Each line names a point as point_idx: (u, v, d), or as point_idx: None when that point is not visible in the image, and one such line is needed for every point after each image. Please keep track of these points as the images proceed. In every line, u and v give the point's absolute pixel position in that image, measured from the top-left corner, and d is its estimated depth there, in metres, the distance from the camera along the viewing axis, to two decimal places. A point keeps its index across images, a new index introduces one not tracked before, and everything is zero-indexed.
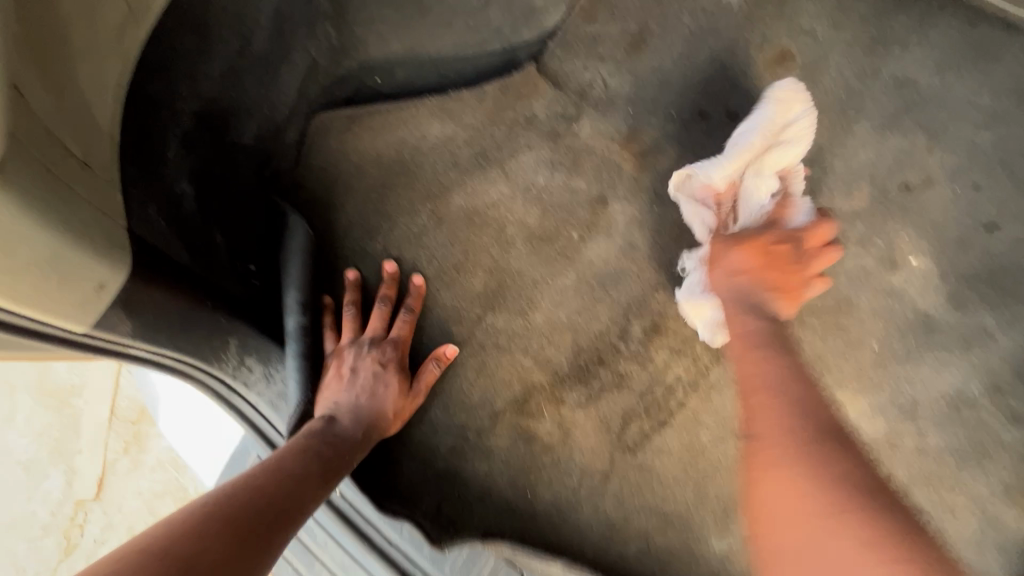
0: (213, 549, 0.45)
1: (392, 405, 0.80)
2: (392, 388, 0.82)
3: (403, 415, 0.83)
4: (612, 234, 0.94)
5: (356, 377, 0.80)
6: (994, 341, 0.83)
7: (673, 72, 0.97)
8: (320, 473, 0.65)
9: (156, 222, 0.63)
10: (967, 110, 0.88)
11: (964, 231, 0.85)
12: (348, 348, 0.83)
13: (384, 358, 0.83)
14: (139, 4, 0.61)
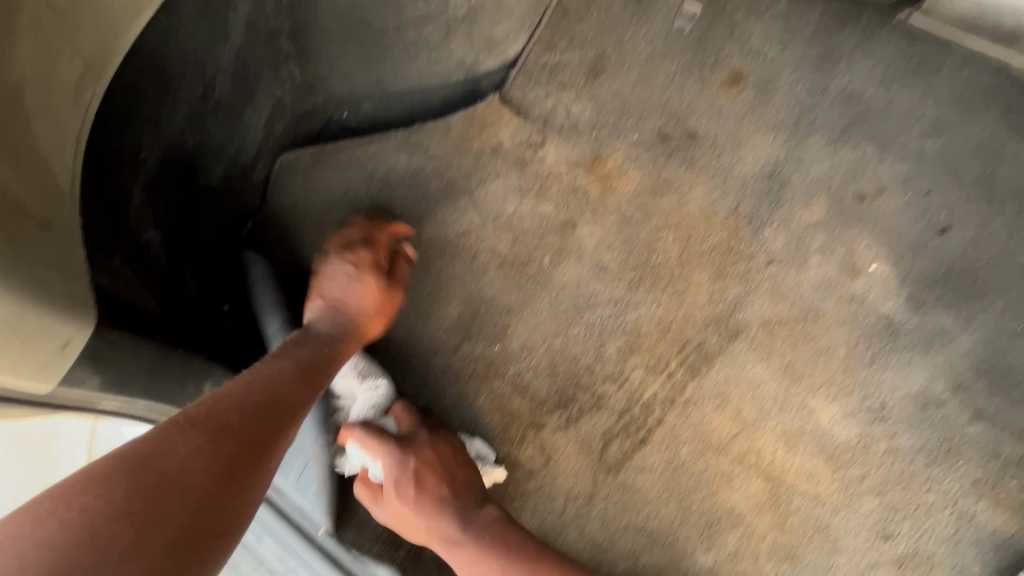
0: (189, 446, 0.49)
1: (368, 287, 0.84)
2: (367, 280, 0.85)
3: (383, 301, 0.86)
4: (584, 256, 0.95)
5: (330, 283, 0.84)
6: (954, 341, 0.89)
7: (635, 96, 1.00)
8: (307, 375, 0.68)
9: (122, 273, 0.67)
10: (911, 119, 0.96)
11: (917, 237, 0.93)
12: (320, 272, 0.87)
13: (353, 266, 0.86)
14: (97, 57, 0.62)
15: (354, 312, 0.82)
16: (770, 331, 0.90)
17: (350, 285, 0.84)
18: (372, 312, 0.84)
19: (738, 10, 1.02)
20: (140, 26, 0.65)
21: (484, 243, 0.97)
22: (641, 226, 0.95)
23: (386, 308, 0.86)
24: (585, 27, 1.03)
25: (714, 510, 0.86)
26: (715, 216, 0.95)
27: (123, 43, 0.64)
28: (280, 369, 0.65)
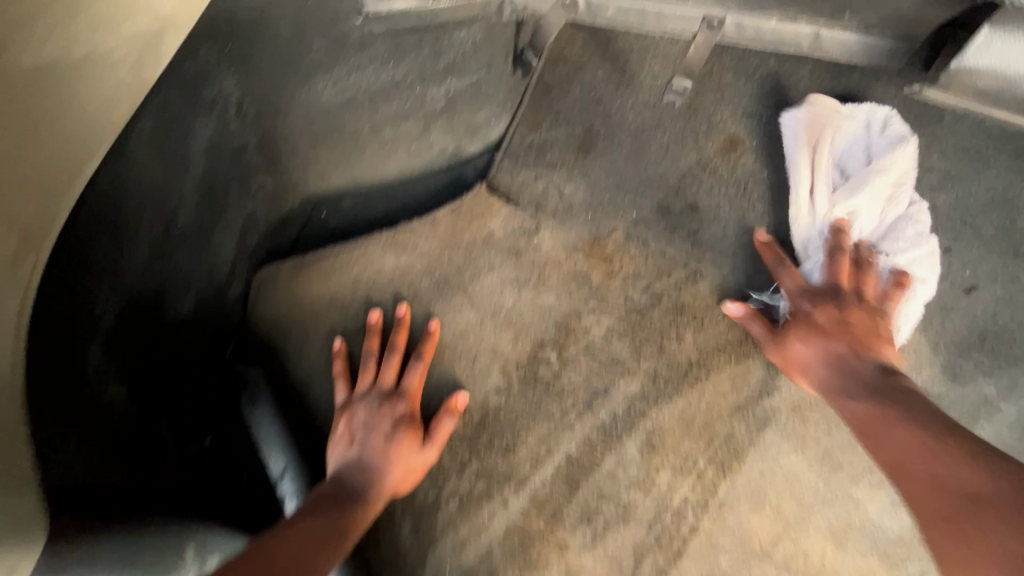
0: None
1: (402, 452, 0.79)
2: (404, 439, 0.80)
3: (418, 466, 0.80)
4: (594, 348, 0.88)
5: (366, 431, 0.80)
6: (998, 411, 0.83)
7: (630, 171, 0.95)
8: (336, 532, 0.65)
9: (79, 455, 0.59)
10: (921, 173, 0.91)
11: (947, 297, 0.87)
12: (357, 403, 0.82)
13: (393, 419, 0.80)
14: (36, 226, 0.55)
15: (379, 477, 0.77)
16: (802, 417, 0.84)
17: (382, 445, 0.79)
18: (400, 478, 0.79)
19: (726, 72, 0.97)
20: (83, 183, 0.58)
21: (484, 343, 0.89)
22: (650, 311, 0.89)
23: (413, 473, 0.80)
24: (569, 102, 0.99)
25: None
26: (727, 294, 0.89)
27: (69, 202, 0.57)
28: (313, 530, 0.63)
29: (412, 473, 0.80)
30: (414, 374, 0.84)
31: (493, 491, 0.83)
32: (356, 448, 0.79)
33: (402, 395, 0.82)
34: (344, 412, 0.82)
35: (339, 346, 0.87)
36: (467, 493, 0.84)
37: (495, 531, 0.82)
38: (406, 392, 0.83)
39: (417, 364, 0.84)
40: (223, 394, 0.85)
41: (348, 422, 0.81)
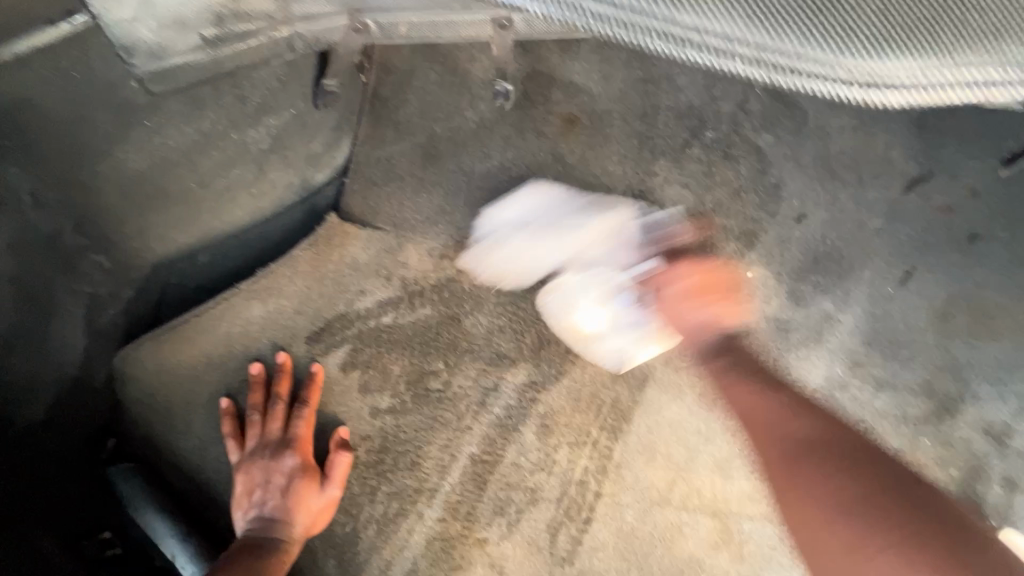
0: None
1: (301, 500, 0.80)
2: (303, 486, 0.81)
3: (323, 507, 0.82)
4: (477, 349, 0.91)
5: (262, 489, 0.81)
6: (840, 321, 0.91)
7: (481, 169, 0.97)
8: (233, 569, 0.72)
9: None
10: (741, 120, 0.99)
11: (781, 228, 0.95)
12: (247, 464, 0.82)
13: (285, 471, 0.81)
14: None
15: (291, 528, 0.79)
16: (677, 366, 0.90)
17: (282, 498, 0.80)
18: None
19: (550, 56, 1.01)
20: None
21: (372, 366, 0.90)
22: (518, 300, 0.93)
23: (323, 515, 0.82)
24: (407, 112, 0.99)
25: (676, 559, 0.84)
26: (592, 267, 0.93)
27: None
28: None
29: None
30: (300, 420, 0.84)
31: (408, 508, 0.85)
32: (258, 508, 0.80)
33: (291, 444, 0.83)
34: (241, 475, 0.82)
35: (225, 409, 0.85)
36: (382, 516, 0.85)
37: (415, 544, 0.84)
38: (295, 440, 0.83)
39: (302, 410, 0.85)
40: (101, 499, 0.82)
41: (247, 484, 0.82)
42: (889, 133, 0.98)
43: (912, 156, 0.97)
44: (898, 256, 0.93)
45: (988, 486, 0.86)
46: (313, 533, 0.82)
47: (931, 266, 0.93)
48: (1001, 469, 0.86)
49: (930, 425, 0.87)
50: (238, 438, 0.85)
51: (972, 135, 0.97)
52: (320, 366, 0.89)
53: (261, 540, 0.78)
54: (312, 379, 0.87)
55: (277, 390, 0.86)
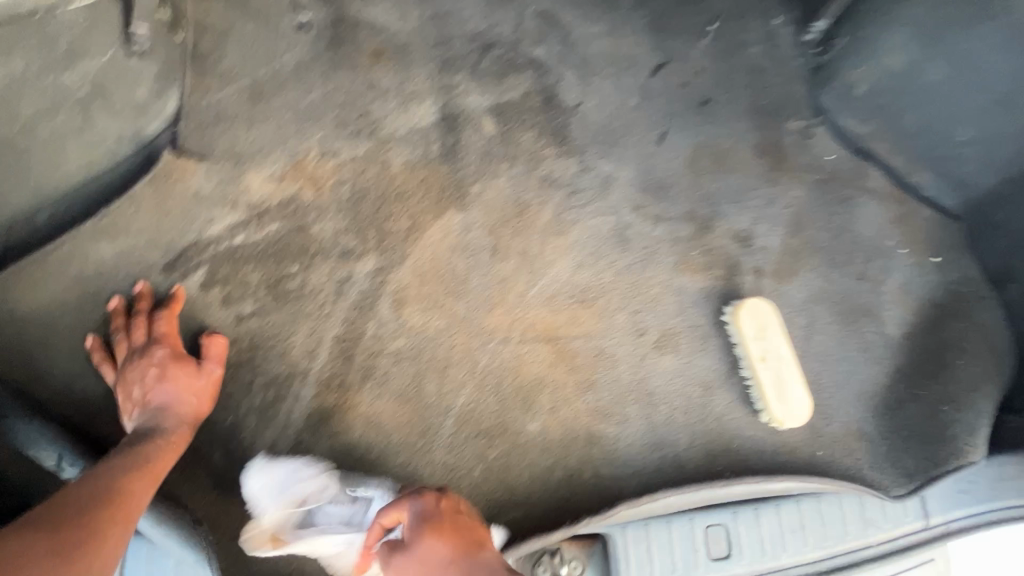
0: (123, 473, 0.74)
1: (184, 381, 0.88)
2: (182, 371, 0.89)
3: (207, 385, 0.90)
4: (327, 250, 1.04)
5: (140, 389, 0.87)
6: (618, 178, 1.15)
7: (306, 101, 1.10)
8: (126, 459, 0.77)
9: None
10: (519, 37, 1.22)
11: (563, 116, 1.18)
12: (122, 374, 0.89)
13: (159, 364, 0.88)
14: None
15: (180, 406, 0.87)
16: (499, 232, 1.09)
17: (162, 385, 0.87)
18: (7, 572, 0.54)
19: (353, 6, 1.18)
20: None
21: (231, 281, 1.00)
22: (355, 204, 1.07)
23: (206, 398, 0.90)
24: (228, 62, 1.11)
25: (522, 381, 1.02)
26: (416, 167, 1.10)
27: None
28: (113, 468, 0.75)
29: (74, 557, 0.60)
30: (165, 323, 0.93)
31: (284, 392, 0.96)
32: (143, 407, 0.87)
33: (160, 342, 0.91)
34: (121, 386, 0.88)
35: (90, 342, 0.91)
36: (260, 404, 0.95)
37: (297, 419, 0.95)
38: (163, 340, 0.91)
39: (167, 316, 0.94)
40: None
41: (126, 391, 0.88)
42: (631, 37, 1.25)
43: (651, 51, 1.25)
44: (654, 124, 1.20)
45: (744, 277, 1.12)
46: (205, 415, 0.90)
47: (678, 128, 1.20)
48: (750, 262, 1.13)
49: (695, 241, 1.13)
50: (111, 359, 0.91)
51: (690, 32, 1.27)
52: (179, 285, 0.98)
53: (152, 427, 0.84)
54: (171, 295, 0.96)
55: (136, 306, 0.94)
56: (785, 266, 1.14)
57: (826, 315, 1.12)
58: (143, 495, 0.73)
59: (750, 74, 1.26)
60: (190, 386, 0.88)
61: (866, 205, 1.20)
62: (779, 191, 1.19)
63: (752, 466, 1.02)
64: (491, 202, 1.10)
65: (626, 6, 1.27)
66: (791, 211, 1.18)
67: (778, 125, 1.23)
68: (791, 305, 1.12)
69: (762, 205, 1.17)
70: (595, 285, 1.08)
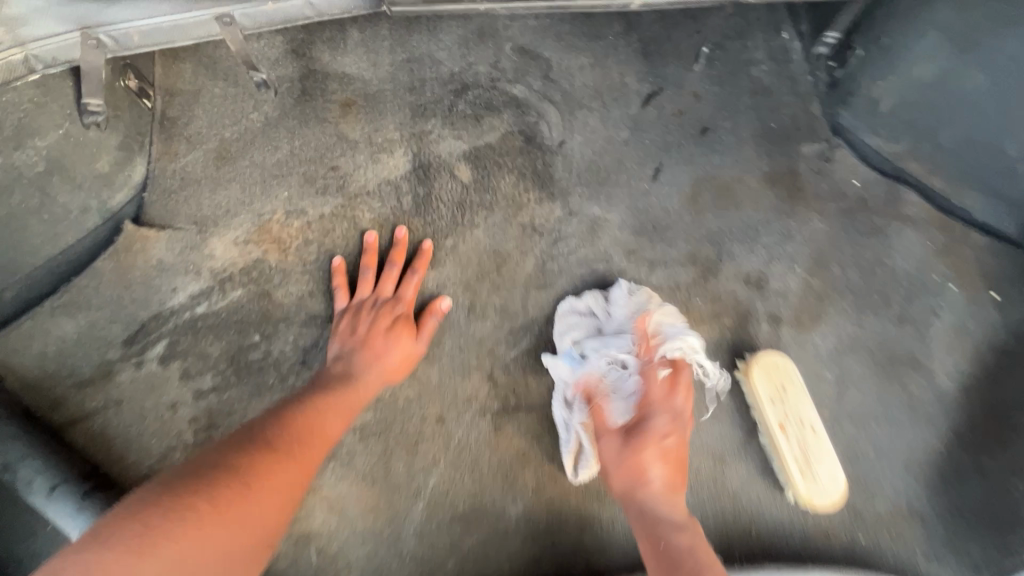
0: (285, 432, 0.76)
1: (385, 324, 0.91)
2: (390, 309, 0.92)
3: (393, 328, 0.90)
4: (291, 316, 0.97)
5: (367, 318, 0.92)
6: (608, 221, 1.04)
7: (273, 160, 1.06)
8: (298, 415, 0.79)
9: None
10: (496, 76, 1.14)
11: (546, 156, 1.08)
12: (354, 303, 0.94)
13: (374, 301, 0.93)
14: None
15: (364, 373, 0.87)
16: (476, 288, 0.99)
17: (373, 341, 0.89)
18: (106, 559, 0.53)
19: (323, 56, 1.13)
20: None
21: (191, 353, 0.94)
22: (322, 265, 1.00)
23: (404, 367, 0.90)
24: (197, 125, 1.08)
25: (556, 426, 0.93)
26: (387, 222, 1.03)
27: None
28: (284, 426, 0.77)
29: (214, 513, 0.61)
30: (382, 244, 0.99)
31: None
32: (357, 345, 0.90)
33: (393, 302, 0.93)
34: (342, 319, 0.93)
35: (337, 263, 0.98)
36: None
37: None
38: (376, 270, 0.97)
39: (367, 255, 0.98)
40: None
41: (350, 328, 0.91)
42: (619, 66, 1.16)
43: (641, 80, 1.15)
44: (647, 158, 1.09)
45: (759, 326, 0.98)
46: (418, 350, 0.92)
47: (676, 161, 1.09)
48: (765, 308, 0.99)
49: (698, 287, 1.00)
50: (349, 287, 0.97)
51: (685, 55, 1.16)
52: (235, 299, 0.97)
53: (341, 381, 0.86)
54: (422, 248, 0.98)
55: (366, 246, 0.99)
56: (807, 311, 0.99)
57: (862, 367, 0.96)
58: (311, 447, 0.77)
59: (756, 95, 1.14)
60: (370, 348, 0.88)
61: (902, 235, 1.04)
62: (797, 225, 1.04)
63: (777, 554, 0.86)
64: (467, 256, 1.01)
65: (613, 33, 1.18)
66: (811, 247, 1.03)
67: (791, 149, 1.10)
68: (816, 357, 0.96)
69: (777, 242, 1.03)
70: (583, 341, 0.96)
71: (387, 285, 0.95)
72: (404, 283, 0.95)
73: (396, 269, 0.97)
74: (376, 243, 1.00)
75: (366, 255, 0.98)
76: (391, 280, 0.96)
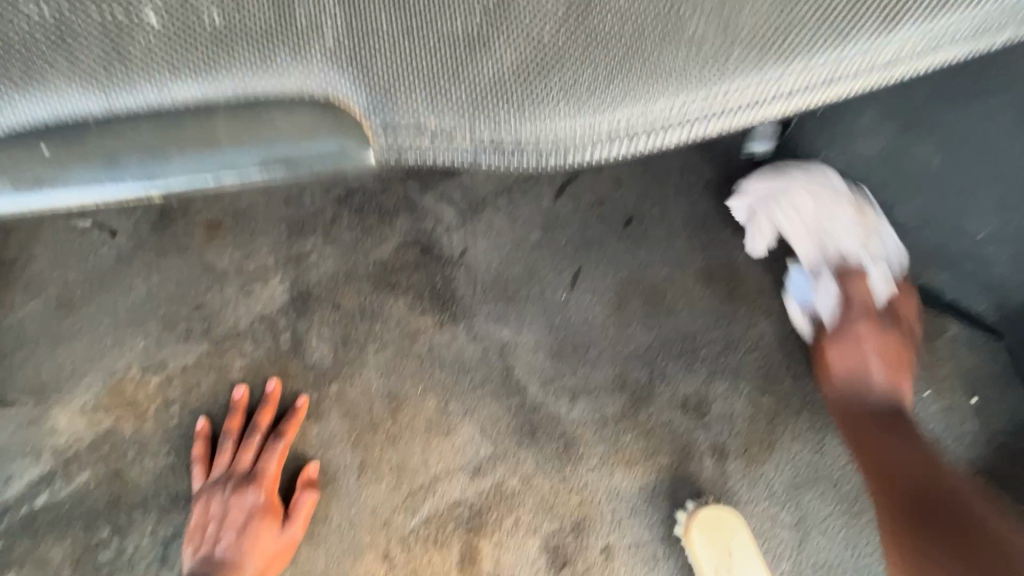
0: None
1: (248, 514, 0.78)
2: (252, 492, 0.79)
3: (257, 518, 0.77)
4: (148, 501, 0.82)
5: (225, 507, 0.78)
6: (519, 345, 0.89)
7: (125, 304, 0.90)
8: None
9: None
10: (386, 174, 0.98)
11: (445, 270, 0.93)
12: (210, 485, 0.79)
13: (234, 483, 0.79)
14: None
15: None
16: (367, 443, 0.84)
17: (237, 536, 0.76)
18: None
19: None
20: None
21: (31, 559, 0.80)
22: (186, 433, 0.85)
23: (281, 556, 0.77)
24: (33, 267, 0.91)
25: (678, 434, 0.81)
26: (260, 369, 0.88)
27: None
28: None
29: None
30: (250, 399, 0.85)
31: None
32: (218, 541, 0.77)
33: (256, 481, 0.79)
34: (196, 506, 0.78)
35: (199, 427, 0.83)
36: None
37: None
38: (239, 435, 0.82)
39: (229, 416, 0.84)
40: None
41: (207, 522, 0.78)
42: None
43: None
44: (564, 262, 0.94)
45: (701, 461, 0.83)
46: (294, 537, 0.78)
47: (598, 262, 0.94)
48: (706, 439, 0.84)
49: (627, 419, 0.85)
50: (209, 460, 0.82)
51: None
52: (84, 485, 0.83)
53: None
54: (295, 407, 0.84)
55: (232, 404, 0.85)
56: (754, 438, 0.84)
57: (823, 505, 0.82)
58: None
59: (686, 173, 0.99)
60: (231, 548, 0.76)
61: None
62: (739, 330, 0.90)
63: None
64: (356, 402, 0.86)
65: None
66: (758, 356, 0.88)
67: (729, 238, 0.95)
68: (768, 496, 0.82)
69: (717, 354, 0.89)
70: (494, 500, 0.82)
71: (253, 456, 0.81)
72: (270, 454, 0.81)
73: (262, 434, 0.82)
74: (246, 396, 0.85)
75: (228, 417, 0.83)
76: (258, 449, 0.82)
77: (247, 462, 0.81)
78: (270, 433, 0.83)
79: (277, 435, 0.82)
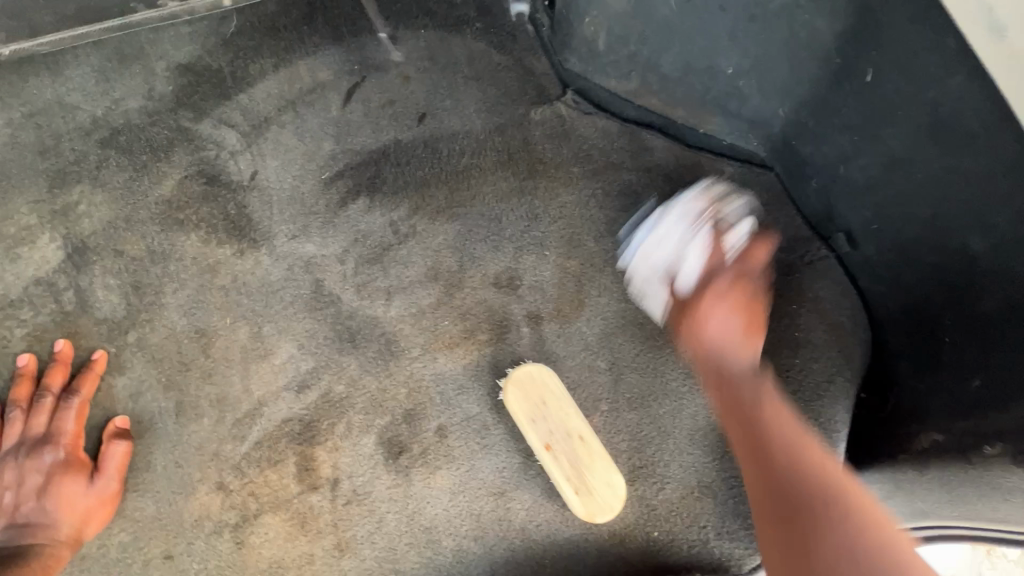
0: None
1: (49, 475, 0.74)
2: (53, 453, 0.75)
3: (62, 477, 0.74)
4: None
5: (24, 474, 0.74)
6: (326, 257, 0.88)
7: None
8: None
9: None
10: (154, 107, 0.91)
11: (236, 195, 0.89)
12: (7, 456, 0.75)
13: (30, 449, 0.75)
14: None
15: (36, 538, 0.72)
16: (180, 383, 0.81)
17: (42, 498, 0.73)
18: None
19: None
20: None
21: None
22: None
23: (99, 509, 0.75)
24: None
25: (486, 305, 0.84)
26: (46, 333, 0.81)
27: None
28: None
29: None
30: (39, 365, 0.79)
31: None
32: (23, 507, 0.74)
33: (53, 441, 0.75)
34: None
35: None
36: None
37: None
38: (30, 402, 0.77)
39: (15, 386, 0.78)
40: None
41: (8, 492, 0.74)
42: (308, 60, 0.95)
43: (338, 72, 0.95)
44: (361, 169, 0.92)
45: (519, 331, 0.87)
46: (108, 491, 0.75)
47: (396, 162, 0.92)
48: (521, 308, 0.88)
49: (443, 305, 0.87)
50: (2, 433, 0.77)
51: (385, 30, 0.98)
52: None
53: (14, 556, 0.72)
54: (90, 362, 0.80)
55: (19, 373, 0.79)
56: (566, 299, 0.89)
57: (634, 346, 0.88)
58: None
59: (473, 61, 0.98)
60: (37, 511, 0.73)
61: (650, 187, 0.94)
62: (541, 203, 0.93)
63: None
64: (161, 345, 0.82)
65: (290, 21, 0.96)
66: (562, 225, 0.92)
67: (521, 118, 0.96)
68: (584, 348, 0.87)
69: (523, 229, 0.91)
70: (322, 409, 0.82)
71: (48, 420, 0.76)
72: (66, 413, 0.77)
73: (56, 395, 0.78)
74: (34, 363, 0.79)
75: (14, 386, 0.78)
76: (52, 411, 0.77)
77: (42, 426, 0.76)
78: (65, 393, 0.78)
79: (72, 392, 0.77)
